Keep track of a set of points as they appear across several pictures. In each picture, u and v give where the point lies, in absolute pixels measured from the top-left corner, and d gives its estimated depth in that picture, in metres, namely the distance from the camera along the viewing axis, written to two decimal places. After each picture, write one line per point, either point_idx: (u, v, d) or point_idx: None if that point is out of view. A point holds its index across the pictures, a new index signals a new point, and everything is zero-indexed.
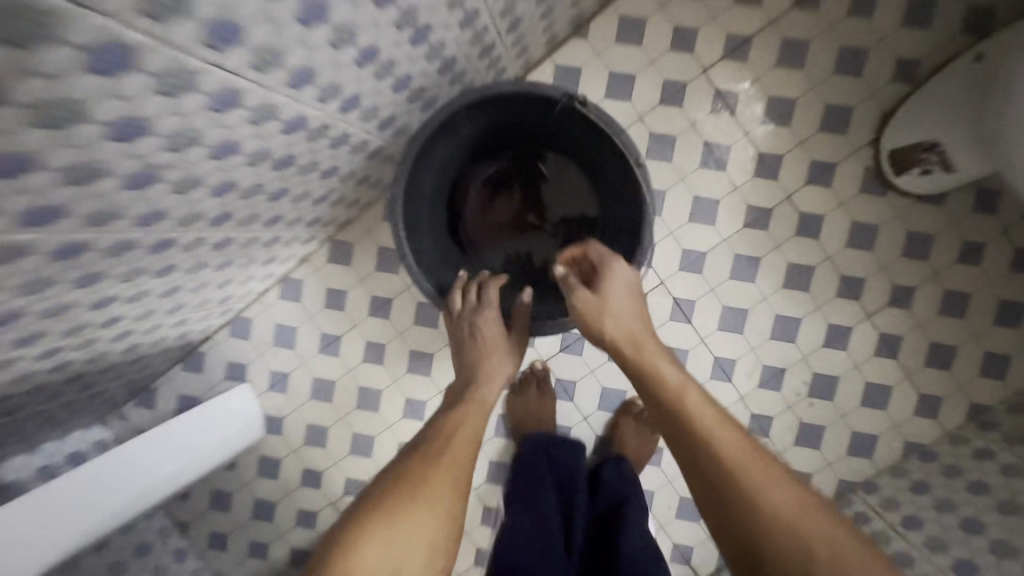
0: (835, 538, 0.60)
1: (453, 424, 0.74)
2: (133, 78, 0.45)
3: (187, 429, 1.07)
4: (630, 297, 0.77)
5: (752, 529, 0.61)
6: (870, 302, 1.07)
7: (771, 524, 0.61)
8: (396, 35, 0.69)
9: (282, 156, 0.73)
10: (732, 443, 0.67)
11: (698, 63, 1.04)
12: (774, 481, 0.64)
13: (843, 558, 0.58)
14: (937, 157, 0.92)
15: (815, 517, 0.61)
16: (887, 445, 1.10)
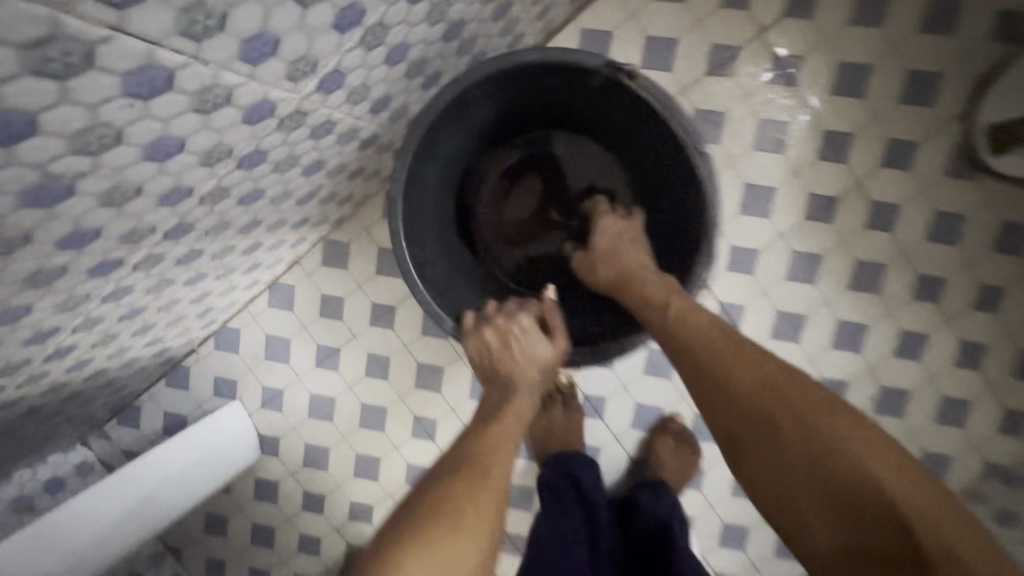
0: (830, 425, 0.53)
1: (485, 453, 0.52)
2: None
3: (184, 449, 0.96)
4: (617, 236, 0.67)
5: (740, 434, 0.57)
6: (952, 306, 0.91)
7: (759, 424, 0.55)
8: (408, 11, 0.53)
9: (251, 154, 0.55)
10: (711, 341, 0.59)
11: (755, 24, 0.87)
12: (758, 378, 0.56)
13: (837, 445, 0.52)
14: None
15: (806, 408, 0.54)
16: (963, 467, 0.95)
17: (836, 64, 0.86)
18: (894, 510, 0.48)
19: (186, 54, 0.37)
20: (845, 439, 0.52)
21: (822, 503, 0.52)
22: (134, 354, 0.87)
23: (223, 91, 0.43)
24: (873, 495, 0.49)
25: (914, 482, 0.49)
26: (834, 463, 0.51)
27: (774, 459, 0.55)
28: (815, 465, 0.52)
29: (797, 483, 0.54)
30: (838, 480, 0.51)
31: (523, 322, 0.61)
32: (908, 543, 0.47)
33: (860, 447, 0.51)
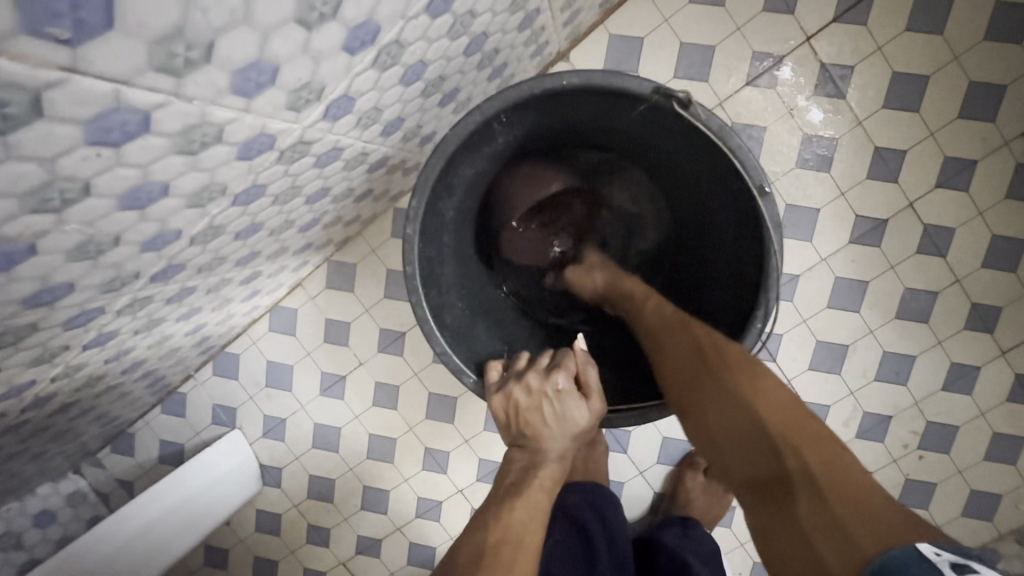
0: (742, 373, 0.48)
1: (511, 539, 0.46)
2: None
3: (190, 487, 0.90)
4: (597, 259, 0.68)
5: (667, 385, 0.53)
6: (1007, 336, 0.84)
7: (679, 375, 0.52)
8: (427, 27, 0.46)
9: (249, 189, 0.49)
10: (661, 315, 0.57)
11: (801, 30, 0.80)
12: (689, 339, 0.53)
13: (740, 390, 0.47)
14: None
15: (724, 359, 0.50)
16: (1015, 508, 0.87)
17: (890, 75, 0.79)
18: (776, 443, 0.43)
19: (156, 94, 0.30)
20: (752, 386, 0.47)
21: (728, 446, 0.47)
22: (126, 388, 0.81)
23: (213, 129, 0.36)
24: (760, 431, 0.45)
25: (816, 428, 0.44)
26: (735, 407, 0.47)
27: (688, 405, 0.51)
28: (721, 408, 0.48)
29: (708, 429, 0.49)
30: (736, 423, 0.46)
31: (557, 383, 0.54)
32: (782, 474, 0.42)
33: (770, 396, 0.46)
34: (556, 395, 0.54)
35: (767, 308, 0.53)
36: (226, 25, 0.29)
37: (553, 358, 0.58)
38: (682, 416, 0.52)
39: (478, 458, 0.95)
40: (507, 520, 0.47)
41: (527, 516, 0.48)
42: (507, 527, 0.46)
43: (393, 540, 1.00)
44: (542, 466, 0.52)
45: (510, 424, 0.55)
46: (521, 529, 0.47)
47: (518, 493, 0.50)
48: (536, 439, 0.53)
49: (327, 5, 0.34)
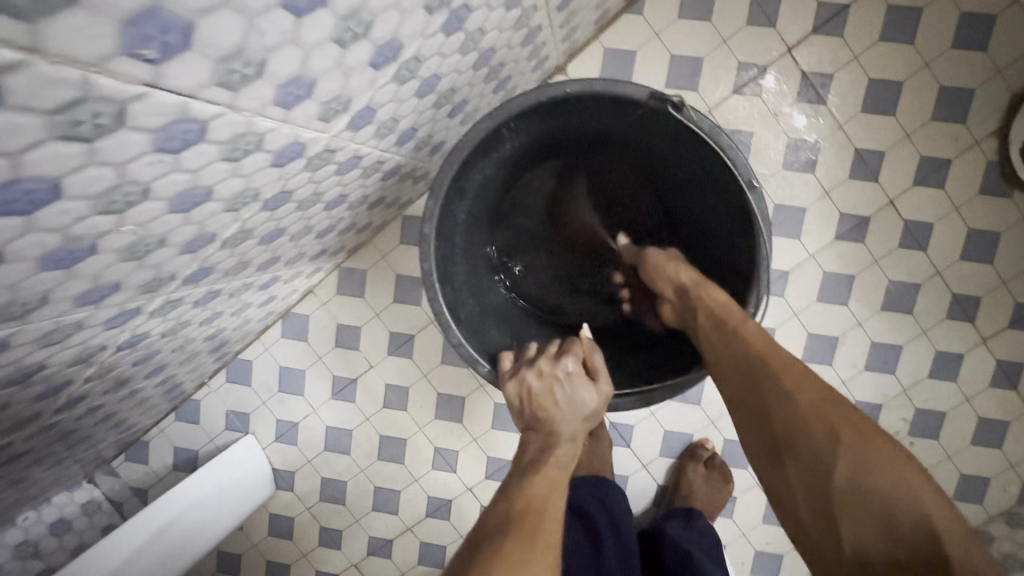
0: (874, 437, 0.47)
1: (533, 509, 0.49)
2: (13, 121, 0.25)
3: (197, 492, 0.91)
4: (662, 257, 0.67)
5: (781, 434, 0.50)
6: (987, 325, 0.88)
7: (802, 430, 0.49)
8: (442, 44, 0.50)
9: (278, 195, 0.52)
10: (766, 351, 0.54)
11: (782, 42, 0.85)
12: (807, 386, 0.50)
13: (880, 463, 0.46)
14: None
15: (850, 421, 0.48)
16: (1003, 491, 0.91)
17: (867, 82, 0.85)
18: (927, 526, 0.43)
19: (213, 106, 0.34)
20: (890, 459, 0.46)
21: (858, 516, 0.45)
22: (145, 393, 0.83)
23: (255, 138, 0.40)
24: (907, 510, 0.44)
25: (945, 501, 0.45)
26: (881, 481, 0.45)
27: (810, 463, 0.48)
28: (860, 476, 0.46)
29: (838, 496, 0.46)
30: (878, 494, 0.45)
31: (567, 367, 0.58)
32: (931, 556, 0.43)
33: (905, 470, 0.46)
34: (567, 378, 0.58)
35: (758, 294, 0.58)
36: (277, 44, 0.33)
37: (562, 344, 0.62)
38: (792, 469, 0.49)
39: (486, 456, 0.98)
40: (527, 493, 0.51)
41: (548, 488, 0.52)
42: (528, 499, 0.50)
43: (404, 540, 1.02)
44: (557, 446, 0.56)
45: (539, 422, 0.58)
46: (541, 501, 0.50)
47: (535, 468, 0.54)
48: (551, 424, 0.57)
49: (360, 26, 0.38)
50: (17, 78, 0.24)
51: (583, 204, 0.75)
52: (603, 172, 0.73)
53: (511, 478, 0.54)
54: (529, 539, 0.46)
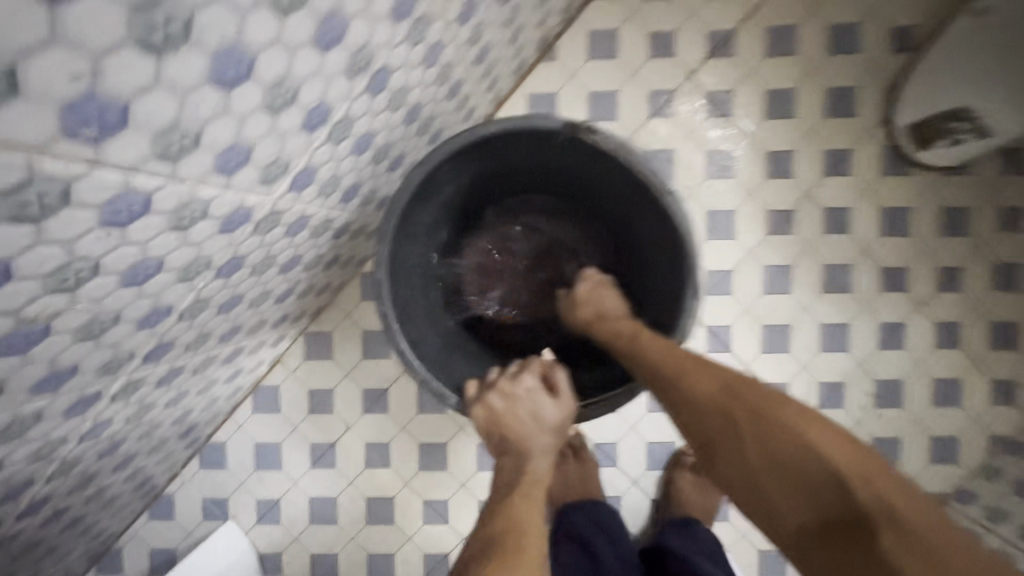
0: (778, 405, 0.51)
1: (514, 527, 0.50)
2: None
3: None
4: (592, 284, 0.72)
5: (700, 418, 0.54)
6: (920, 291, 0.97)
7: (713, 413, 0.53)
8: (371, 103, 0.56)
9: (230, 260, 0.55)
10: (661, 348, 0.59)
11: (684, 68, 0.95)
12: (712, 376, 0.55)
13: (787, 427, 0.49)
14: (968, 125, 0.84)
15: (757, 400, 0.52)
16: (971, 446, 0.97)
17: (764, 93, 0.95)
18: (843, 479, 0.46)
19: (154, 180, 0.37)
20: (800, 423, 0.49)
21: (786, 491, 0.48)
22: (113, 491, 0.80)
23: (200, 206, 0.43)
24: (821, 468, 0.47)
25: (855, 448, 0.48)
26: (781, 440, 0.49)
27: (726, 440, 0.52)
28: (769, 453, 0.50)
29: (757, 474, 0.50)
30: (787, 459, 0.48)
31: (527, 383, 0.61)
32: (854, 514, 0.44)
33: (820, 432, 0.49)
34: (528, 394, 0.60)
35: (695, 291, 0.62)
36: (210, 116, 0.37)
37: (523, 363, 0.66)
38: (720, 460, 0.53)
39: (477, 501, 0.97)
40: (508, 511, 0.52)
41: (526, 503, 0.52)
42: (509, 516, 0.51)
43: None
44: (530, 462, 0.57)
45: (504, 440, 0.59)
46: (521, 516, 0.51)
47: (517, 488, 0.54)
48: (518, 440, 0.59)
49: (287, 94, 0.43)
50: None
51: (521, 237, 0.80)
52: (533, 205, 0.78)
53: (491, 501, 0.55)
54: (513, 556, 0.47)
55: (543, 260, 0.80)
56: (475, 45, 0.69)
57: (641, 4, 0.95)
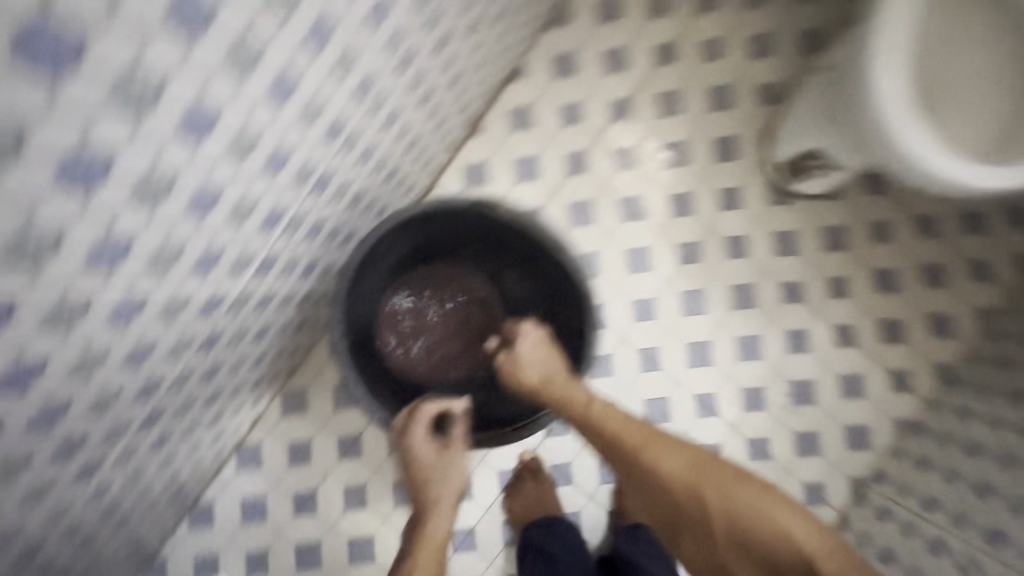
0: (738, 484, 0.63)
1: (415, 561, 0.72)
2: (16, 329, 0.40)
3: None
4: (534, 346, 0.80)
5: (673, 497, 0.65)
6: (815, 300, 1.12)
7: (687, 492, 0.64)
8: (314, 199, 0.69)
9: (206, 336, 0.67)
10: (634, 430, 0.70)
11: (592, 131, 1.12)
12: (683, 459, 0.66)
13: (750, 506, 0.61)
14: (817, 162, 1.03)
15: (723, 479, 0.64)
16: (878, 430, 1.12)
17: (661, 146, 1.12)
18: (802, 550, 0.58)
19: (145, 286, 0.50)
20: (761, 499, 0.62)
21: (750, 560, 0.61)
22: (111, 557, 0.87)
23: (177, 298, 0.56)
24: (784, 541, 0.59)
25: (806, 518, 0.61)
26: (747, 517, 0.61)
27: (698, 517, 0.63)
28: (732, 526, 0.62)
29: (725, 546, 0.63)
30: (754, 534, 0.60)
31: (424, 445, 0.80)
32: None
33: (775, 507, 0.61)
34: (426, 454, 0.80)
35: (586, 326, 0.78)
36: (186, 237, 0.51)
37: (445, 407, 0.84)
38: (686, 530, 0.65)
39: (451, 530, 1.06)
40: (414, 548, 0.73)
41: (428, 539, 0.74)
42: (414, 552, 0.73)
43: None
44: (433, 504, 0.77)
45: (416, 491, 0.80)
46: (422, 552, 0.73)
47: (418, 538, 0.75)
48: (427, 490, 0.79)
49: (244, 209, 0.56)
50: (29, 303, 0.39)
51: (468, 292, 0.95)
52: (477, 265, 0.93)
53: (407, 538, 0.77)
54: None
55: (488, 303, 0.95)
56: (404, 138, 0.84)
57: (550, 81, 1.11)
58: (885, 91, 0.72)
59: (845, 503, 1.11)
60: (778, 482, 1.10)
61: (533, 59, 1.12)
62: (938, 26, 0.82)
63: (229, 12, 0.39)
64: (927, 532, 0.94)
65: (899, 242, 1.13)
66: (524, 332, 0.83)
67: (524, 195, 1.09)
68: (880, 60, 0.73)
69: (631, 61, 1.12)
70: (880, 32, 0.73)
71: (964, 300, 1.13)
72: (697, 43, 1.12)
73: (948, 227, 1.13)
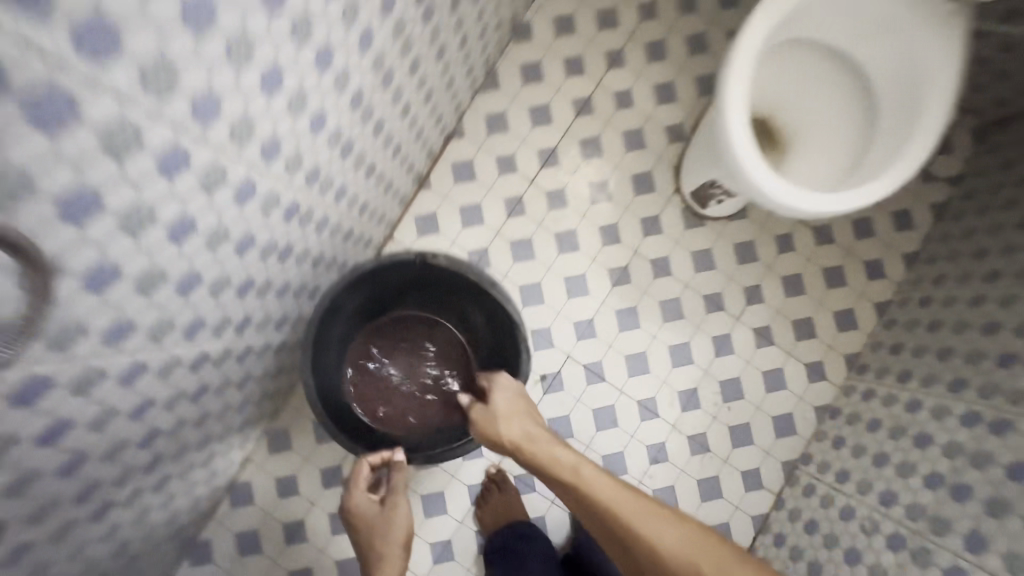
0: (709, 542, 0.75)
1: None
2: (51, 398, 0.53)
3: None
4: (515, 401, 0.92)
5: (652, 554, 0.74)
6: (735, 307, 1.28)
7: (665, 549, 0.74)
8: (280, 265, 0.83)
9: (195, 388, 0.79)
10: (614, 491, 0.80)
11: (526, 177, 1.27)
12: (661, 516, 0.77)
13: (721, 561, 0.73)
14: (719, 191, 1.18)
15: (697, 537, 0.75)
16: (801, 417, 1.26)
17: (587, 185, 1.28)
18: None
19: (145, 353, 0.63)
20: (726, 554, 0.74)
21: None
22: None
23: (170, 359, 0.69)
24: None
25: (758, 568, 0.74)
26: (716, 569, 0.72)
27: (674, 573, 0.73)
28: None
29: None
30: None
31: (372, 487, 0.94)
32: None
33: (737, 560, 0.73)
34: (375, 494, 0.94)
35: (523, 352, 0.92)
36: (176, 311, 0.64)
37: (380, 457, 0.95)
38: None
39: (429, 543, 1.18)
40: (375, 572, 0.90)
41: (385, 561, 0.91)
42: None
43: None
44: (384, 532, 0.93)
45: (368, 523, 0.94)
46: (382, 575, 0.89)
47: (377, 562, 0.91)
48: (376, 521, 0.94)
49: (221, 283, 0.70)
50: (61, 377, 0.53)
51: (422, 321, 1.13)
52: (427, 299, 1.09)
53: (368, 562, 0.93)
54: None
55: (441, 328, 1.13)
56: (356, 203, 0.99)
57: (485, 137, 1.28)
58: (732, 117, 0.86)
59: (779, 485, 1.24)
60: (718, 471, 1.24)
61: (470, 118, 1.28)
62: (790, 69, 1.04)
63: (199, 153, 0.52)
64: (840, 501, 1.08)
65: (801, 251, 1.30)
66: (504, 388, 0.94)
67: (471, 237, 1.24)
68: (730, 93, 0.86)
69: (554, 114, 1.29)
70: (729, 67, 0.87)
71: (862, 296, 1.30)
72: (610, 94, 1.30)
73: (842, 234, 1.31)
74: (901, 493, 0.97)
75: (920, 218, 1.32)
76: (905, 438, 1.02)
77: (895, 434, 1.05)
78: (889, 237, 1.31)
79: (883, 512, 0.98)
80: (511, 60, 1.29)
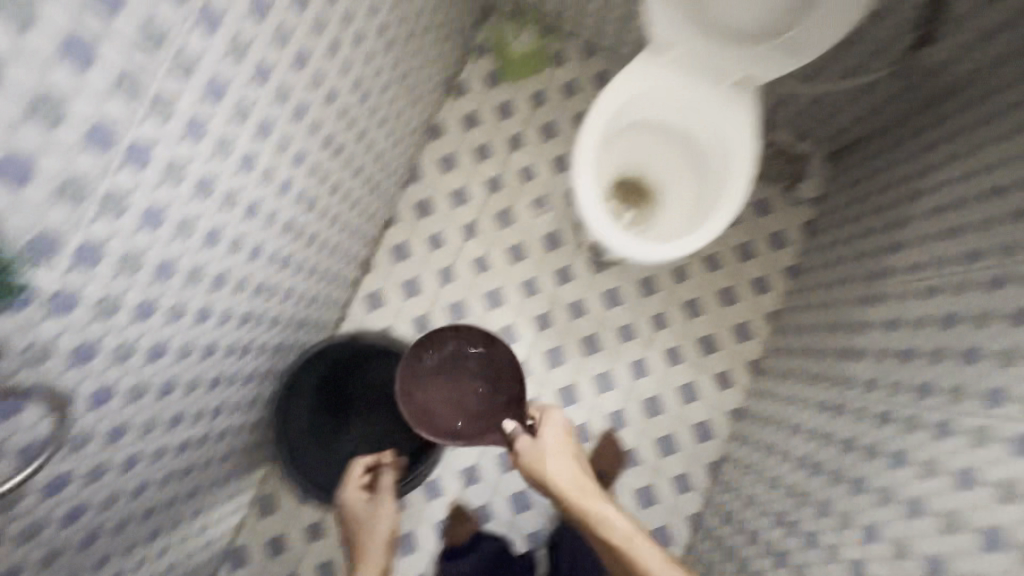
0: None
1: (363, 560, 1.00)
2: (72, 486, 0.74)
3: None
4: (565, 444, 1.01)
5: None
6: (646, 334, 1.49)
7: None
8: (243, 359, 1.05)
9: (182, 466, 0.99)
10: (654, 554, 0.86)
11: (454, 249, 1.51)
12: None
13: None
14: None
15: None
16: (716, 421, 1.46)
17: (506, 249, 1.51)
18: None
19: (138, 444, 0.84)
20: None
21: None
22: None
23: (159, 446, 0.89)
24: None
25: None
26: None
27: None
28: None
29: None
30: None
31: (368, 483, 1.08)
32: None
33: None
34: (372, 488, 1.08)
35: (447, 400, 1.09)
36: (158, 410, 0.85)
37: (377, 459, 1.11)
38: None
39: None
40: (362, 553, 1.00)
41: (372, 548, 1.00)
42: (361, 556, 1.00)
43: None
44: (376, 520, 1.04)
45: (362, 514, 1.06)
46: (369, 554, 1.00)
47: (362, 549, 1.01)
48: (369, 512, 1.05)
49: (193, 383, 0.91)
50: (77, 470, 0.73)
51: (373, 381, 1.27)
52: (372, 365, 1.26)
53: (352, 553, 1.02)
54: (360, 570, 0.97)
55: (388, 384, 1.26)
56: (305, 297, 1.21)
57: (416, 221, 1.52)
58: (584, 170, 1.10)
59: (706, 483, 1.42)
60: (651, 479, 1.42)
61: (401, 207, 1.52)
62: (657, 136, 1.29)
63: (163, 300, 0.75)
64: (746, 490, 1.26)
65: (695, 278, 1.53)
66: (556, 427, 1.03)
67: (412, 306, 1.47)
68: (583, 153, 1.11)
69: (471, 194, 1.54)
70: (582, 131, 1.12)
71: (753, 310, 1.51)
72: (516, 171, 1.55)
73: (728, 259, 1.54)
74: (783, 476, 1.15)
75: (793, 236, 1.54)
76: (788, 427, 1.22)
77: (781, 426, 1.24)
78: (769, 256, 1.54)
79: (771, 493, 1.16)
80: (429, 155, 1.55)
